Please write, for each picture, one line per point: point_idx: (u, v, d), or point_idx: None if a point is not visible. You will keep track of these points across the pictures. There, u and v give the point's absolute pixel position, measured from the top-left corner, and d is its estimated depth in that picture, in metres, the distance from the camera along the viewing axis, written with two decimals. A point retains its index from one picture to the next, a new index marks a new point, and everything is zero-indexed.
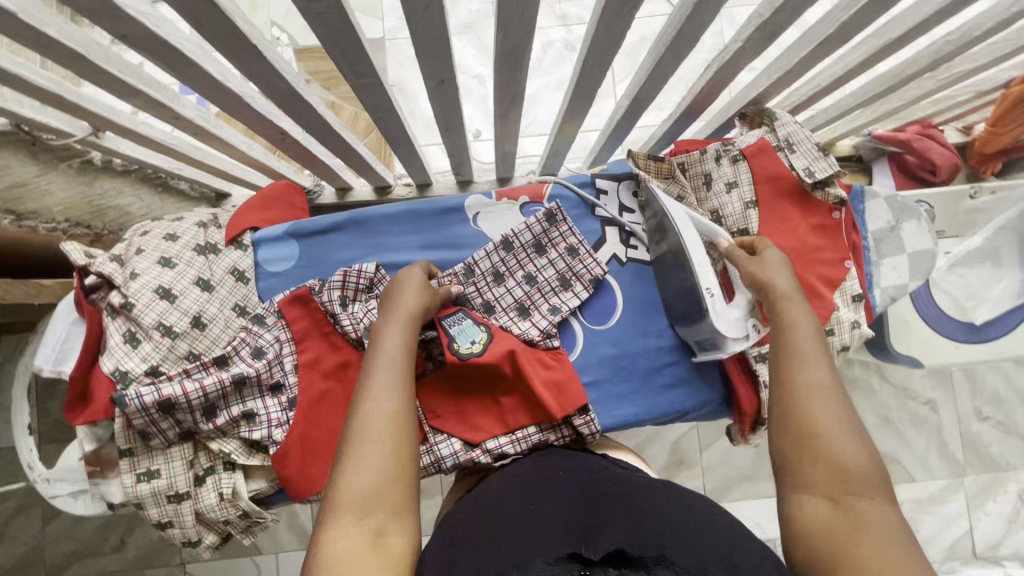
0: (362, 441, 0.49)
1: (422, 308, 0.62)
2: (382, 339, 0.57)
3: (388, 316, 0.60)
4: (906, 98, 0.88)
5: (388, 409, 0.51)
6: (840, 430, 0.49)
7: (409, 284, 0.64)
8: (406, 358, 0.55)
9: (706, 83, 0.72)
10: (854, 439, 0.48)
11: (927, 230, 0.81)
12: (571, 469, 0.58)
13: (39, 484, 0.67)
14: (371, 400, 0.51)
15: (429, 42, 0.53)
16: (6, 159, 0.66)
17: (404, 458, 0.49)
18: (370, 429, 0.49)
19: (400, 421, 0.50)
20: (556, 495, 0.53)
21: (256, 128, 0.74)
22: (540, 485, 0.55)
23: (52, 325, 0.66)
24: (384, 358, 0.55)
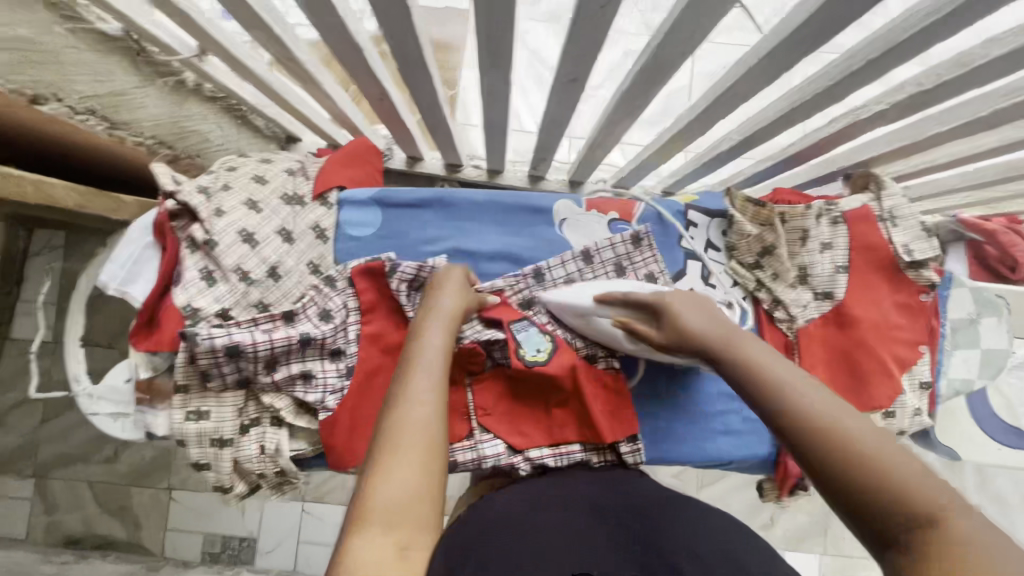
0: (392, 445, 0.46)
1: (459, 316, 0.59)
2: (418, 344, 0.54)
3: (426, 318, 0.58)
4: (1010, 192, 0.85)
5: (421, 415, 0.48)
6: (864, 438, 0.41)
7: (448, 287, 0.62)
8: (445, 367, 0.53)
9: (828, 136, 0.70)
10: (888, 444, 0.41)
11: (1005, 330, 0.80)
12: (586, 488, 0.58)
13: (81, 398, 0.65)
14: (409, 400, 0.49)
15: (584, 42, 0.51)
16: (112, 66, 0.63)
17: (436, 468, 0.46)
18: (406, 433, 0.46)
19: (436, 428, 0.48)
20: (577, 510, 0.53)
21: (362, 85, 0.72)
22: (551, 500, 0.55)
23: (123, 244, 0.65)
24: (424, 361, 0.52)
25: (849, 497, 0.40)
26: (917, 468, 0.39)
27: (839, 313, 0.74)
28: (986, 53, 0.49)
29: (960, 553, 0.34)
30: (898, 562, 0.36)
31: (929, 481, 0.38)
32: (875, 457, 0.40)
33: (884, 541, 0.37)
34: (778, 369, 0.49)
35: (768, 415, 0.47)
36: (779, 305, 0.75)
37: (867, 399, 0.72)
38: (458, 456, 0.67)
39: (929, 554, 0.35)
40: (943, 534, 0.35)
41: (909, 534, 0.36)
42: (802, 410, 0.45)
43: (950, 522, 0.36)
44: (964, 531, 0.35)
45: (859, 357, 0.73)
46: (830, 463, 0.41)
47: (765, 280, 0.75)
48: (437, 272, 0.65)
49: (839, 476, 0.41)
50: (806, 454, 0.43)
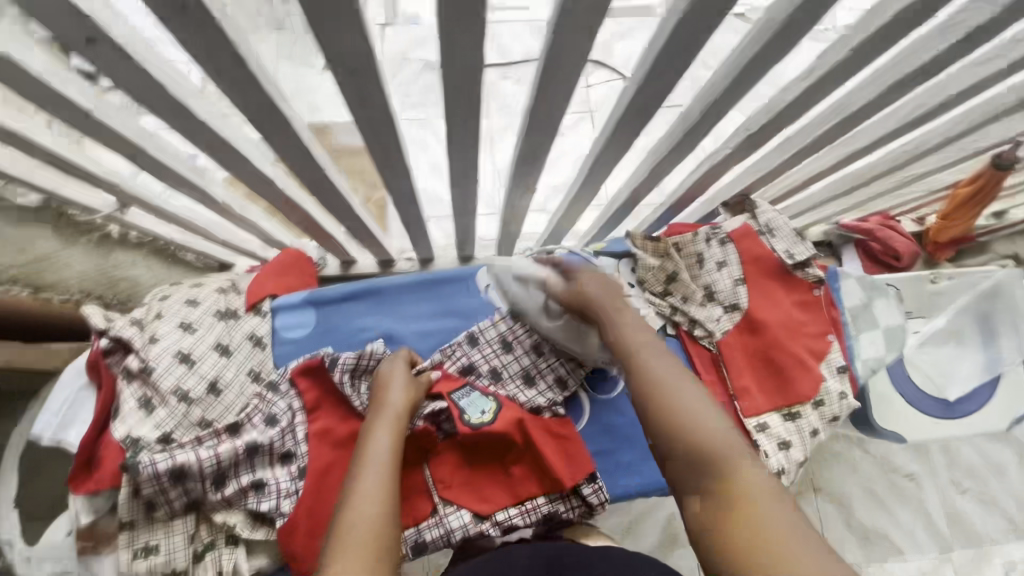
0: (341, 547, 0.47)
1: (406, 409, 0.63)
2: (369, 443, 0.57)
3: (375, 418, 0.61)
4: (868, 195, 0.99)
5: (370, 513, 0.49)
6: (694, 407, 0.49)
7: (395, 380, 0.66)
8: (393, 463, 0.55)
9: (697, 178, 0.81)
10: (708, 408, 0.49)
11: (896, 308, 0.90)
12: (541, 550, 0.59)
13: (17, 565, 0.61)
14: (359, 506, 0.50)
15: (462, 143, 0.60)
16: (32, 235, 0.67)
17: (384, 565, 0.47)
18: (352, 536, 0.47)
19: (385, 528, 0.49)
20: (537, 571, 0.55)
21: (281, 207, 0.78)
22: (500, 568, 0.55)
23: (57, 391, 0.66)
24: (372, 464, 0.54)
25: (670, 445, 0.48)
26: (728, 431, 0.48)
27: (749, 319, 0.81)
28: (786, 99, 0.61)
29: (747, 499, 0.43)
30: (694, 504, 0.45)
31: (730, 442, 0.47)
32: (697, 419, 0.48)
33: (690, 488, 0.46)
34: (651, 343, 0.57)
35: (627, 375, 0.55)
36: (696, 324, 0.82)
37: (794, 392, 0.78)
38: (426, 535, 0.67)
39: (720, 501, 0.44)
40: (731, 488, 0.44)
41: (705, 483, 0.45)
42: (650, 376, 0.53)
43: (739, 473, 0.45)
44: (749, 483, 0.44)
45: (777, 355, 0.80)
46: (662, 417, 0.50)
47: (677, 304, 0.83)
48: (381, 364, 0.69)
49: (661, 427, 0.49)
50: (646, 415, 0.51)
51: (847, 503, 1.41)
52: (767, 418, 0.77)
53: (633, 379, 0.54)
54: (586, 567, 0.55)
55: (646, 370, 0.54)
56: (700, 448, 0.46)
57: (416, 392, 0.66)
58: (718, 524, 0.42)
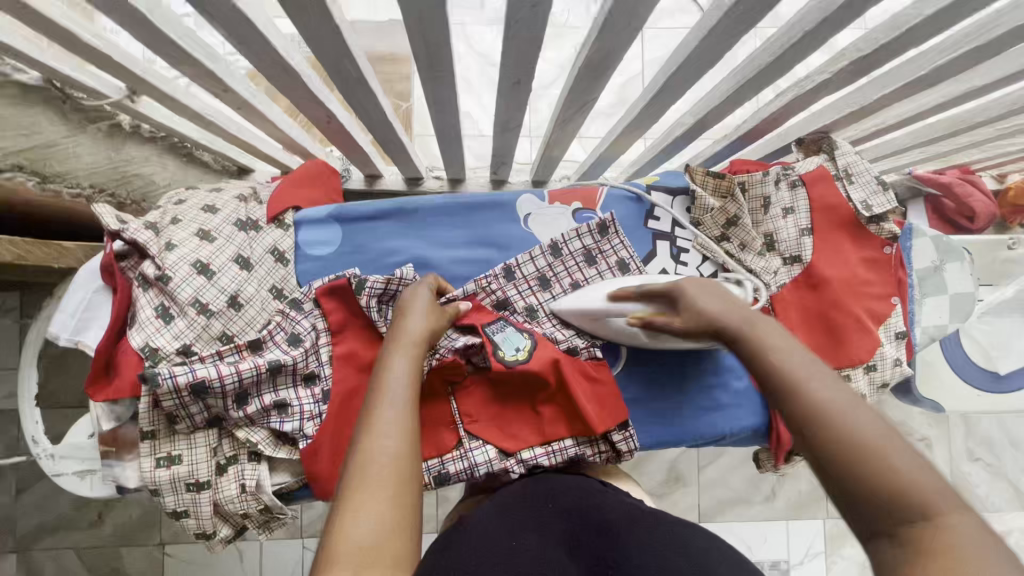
0: (361, 481, 0.44)
1: (427, 335, 0.58)
2: (387, 372, 0.53)
3: (396, 346, 0.56)
4: (959, 144, 0.87)
5: (391, 448, 0.46)
6: (867, 427, 0.40)
7: (417, 306, 0.60)
8: (413, 393, 0.51)
9: (777, 108, 0.71)
10: (887, 433, 0.39)
11: (969, 273, 0.82)
12: (566, 495, 0.58)
13: (41, 460, 0.62)
14: (378, 439, 0.46)
15: (523, 42, 0.50)
16: (35, 117, 0.60)
17: (406, 501, 0.43)
18: (373, 470, 0.44)
19: (407, 462, 0.46)
20: (559, 523, 0.53)
21: (306, 108, 0.70)
22: (534, 514, 0.54)
23: (71, 291, 0.62)
24: (390, 394, 0.51)
25: (845, 482, 0.38)
26: (917, 462, 0.37)
27: (809, 274, 0.74)
28: (920, 14, 0.50)
29: (948, 546, 0.32)
30: (884, 555, 0.35)
31: (921, 474, 0.36)
32: (878, 443, 0.38)
33: (875, 529, 0.36)
34: (794, 355, 0.47)
35: (772, 393, 0.46)
36: (750, 275, 0.76)
37: (847, 355, 0.73)
38: (449, 466, 0.66)
39: (918, 549, 0.33)
40: (937, 532, 0.33)
41: (896, 527, 0.35)
42: (813, 398, 0.43)
43: (947, 515, 0.34)
44: (960, 532, 0.33)
45: (835, 315, 0.73)
46: (832, 440, 0.40)
47: (732, 251, 0.76)
48: (408, 289, 0.64)
49: (835, 456, 0.39)
50: (809, 443, 0.41)
51: None
52: None
53: (789, 401, 0.44)
54: (619, 523, 0.52)
55: (807, 391, 0.43)
56: (889, 484, 0.36)
57: (439, 319, 0.61)
58: (916, 572, 0.32)
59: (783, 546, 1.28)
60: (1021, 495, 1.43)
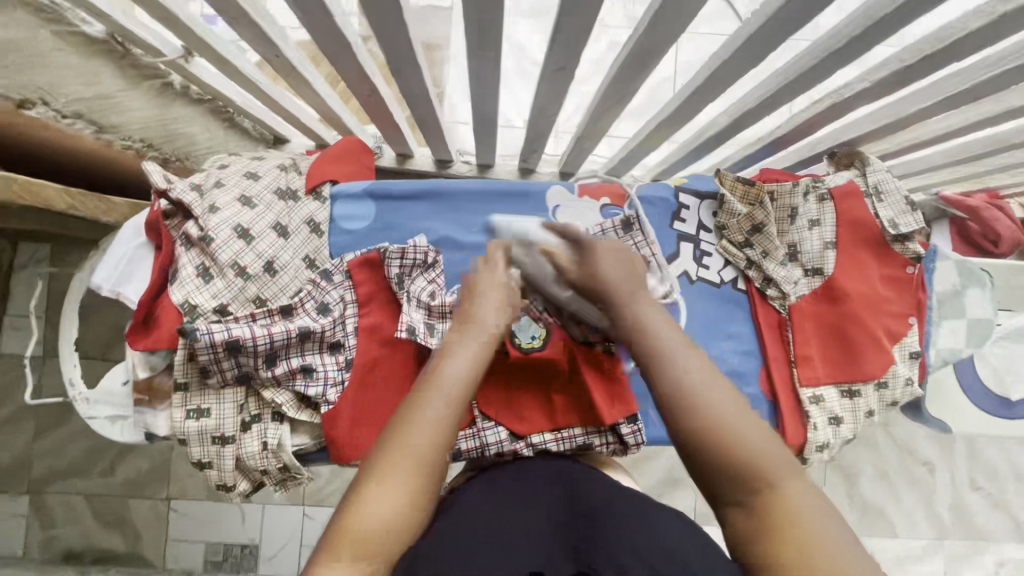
0: (389, 471, 0.44)
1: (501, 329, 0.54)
2: (446, 359, 0.50)
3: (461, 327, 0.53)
4: (992, 167, 0.87)
5: (426, 447, 0.45)
6: (719, 400, 0.46)
7: (485, 284, 0.55)
8: (466, 391, 0.49)
9: (813, 115, 0.71)
10: (741, 409, 0.46)
11: (989, 300, 0.83)
12: (554, 482, 0.58)
13: (77, 402, 0.65)
14: (416, 434, 0.45)
15: (572, 30, 0.52)
16: (97, 68, 0.63)
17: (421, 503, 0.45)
18: (406, 464, 0.44)
19: (436, 465, 0.46)
20: (549, 510, 0.54)
21: (351, 80, 0.71)
22: (523, 495, 0.56)
23: (115, 244, 0.64)
24: (441, 387, 0.48)
25: (707, 454, 0.45)
26: (763, 434, 0.45)
27: (828, 287, 0.75)
28: (965, 27, 0.51)
29: (788, 513, 0.42)
30: (736, 517, 0.44)
31: (768, 447, 0.45)
32: (729, 422, 0.45)
33: (731, 499, 0.44)
34: (666, 334, 0.50)
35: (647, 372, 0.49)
36: (771, 283, 0.77)
37: (860, 371, 0.74)
38: (461, 443, 0.68)
39: (762, 513, 0.42)
40: (775, 501, 0.42)
41: (750, 498, 0.43)
42: (675, 372, 0.47)
43: (781, 488, 0.43)
44: (792, 500, 0.43)
45: (851, 330, 0.74)
46: (689, 419, 0.46)
47: (755, 258, 0.77)
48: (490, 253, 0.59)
49: (694, 428, 0.45)
50: (669, 413, 0.47)
51: (858, 478, 1.41)
52: (823, 391, 0.74)
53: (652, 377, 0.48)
54: (599, 504, 0.54)
55: (665, 365, 0.48)
56: (740, 459, 0.44)
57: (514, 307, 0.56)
58: (765, 540, 0.41)
59: None
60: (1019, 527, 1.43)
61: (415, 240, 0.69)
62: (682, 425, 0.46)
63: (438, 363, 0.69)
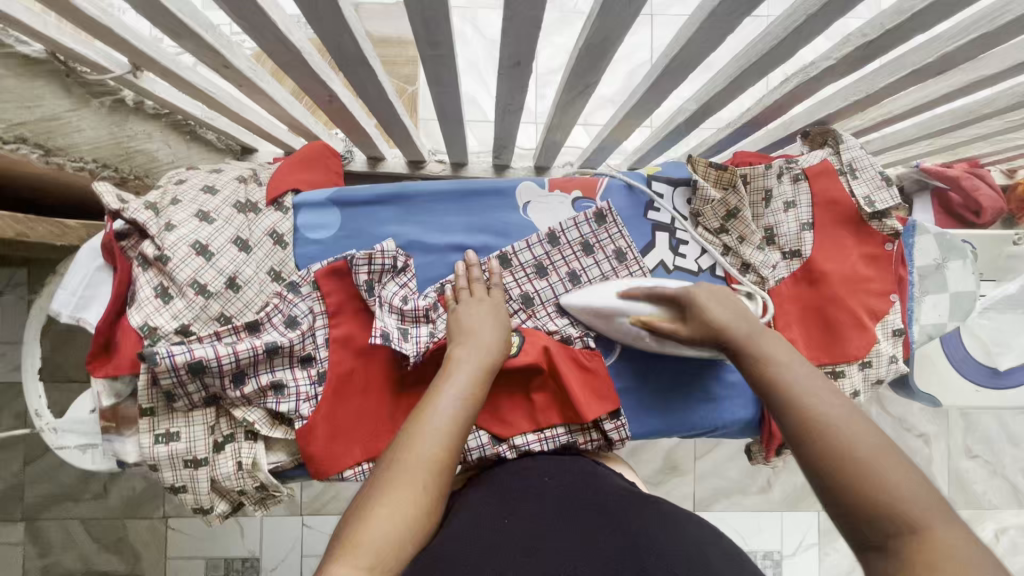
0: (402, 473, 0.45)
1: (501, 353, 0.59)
2: (452, 369, 0.54)
3: (463, 344, 0.58)
4: (968, 137, 0.86)
5: (436, 449, 0.47)
6: (866, 442, 0.41)
7: (479, 311, 0.63)
8: (473, 398, 0.52)
9: (782, 96, 0.69)
10: (888, 453, 0.40)
11: (972, 272, 0.81)
12: (564, 479, 0.58)
13: (45, 433, 0.63)
14: (427, 436, 0.47)
15: (523, 22, 0.50)
16: (38, 91, 0.60)
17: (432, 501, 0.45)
18: (416, 466, 0.46)
19: (444, 467, 0.47)
20: (557, 505, 0.52)
21: (307, 86, 0.69)
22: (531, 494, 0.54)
23: (73, 269, 0.62)
24: (449, 391, 0.52)
25: (842, 496, 0.40)
26: (916, 482, 0.39)
27: (807, 269, 0.74)
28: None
29: (940, 560, 0.34)
30: (881, 566, 0.37)
31: (922, 496, 0.38)
32: (870, 459, 0.40)
33: (876, 545, 0.38)
34: (806, 379, 0.47)
35: (774, 407, 0.48)
36: (749, 268, 0.75)
37: (842, 352, 0.73)
38: None
39: (911, 558, 0.35)
40: (928, 546, 0.35)
41: (892, 541, 0.37)
42: (815, 413, 0.44)
43: (934, 534, 0.36)
44: (948, 550, 0.35)
45: (831, 311, 0.73)
46: (820, 456, 0.42)
47: (730, 244, 0.75)
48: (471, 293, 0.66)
49: (830, 464, 0.41)
50: (804, 453, 0.43)
51: None
52: None
53: (789, 419, 0.46)
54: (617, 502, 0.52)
55: (810, 408, 0.45)
56: (884, 500, 0.38)
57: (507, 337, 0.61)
58: None
59: (777, 536, 1.29)
60: (1017, 492, 1.43)
61: (382, 244, 0.67)
62: (819, 462, 0.42)
63: (413, 370, 0.67)
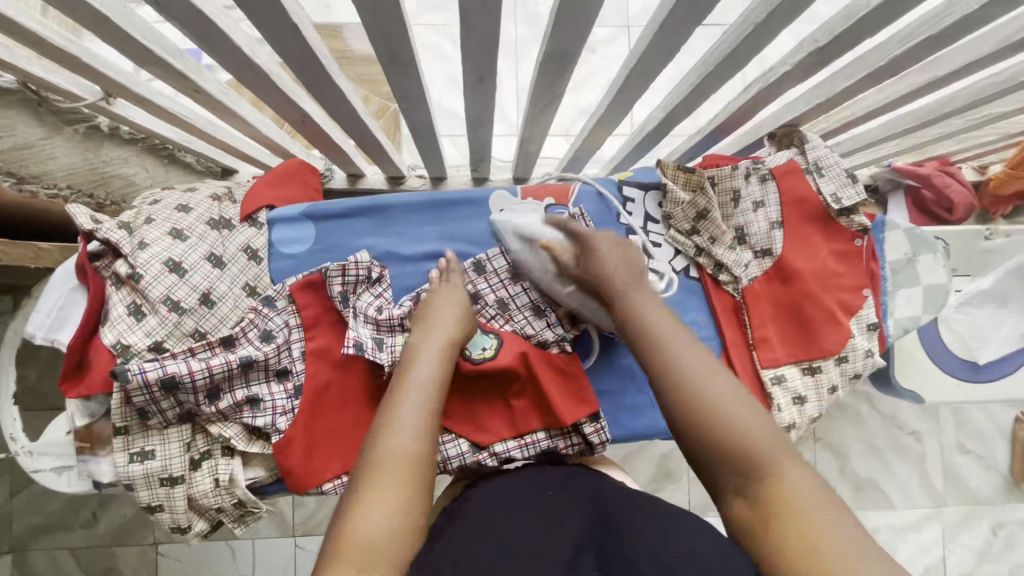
0: (381, 475, 0.45)
1: (462, 338, 0.60)
2: (415, 361, 0.55)
3: (423, 337, 0.58)
4: (934, 135, 0.88)
5: (411, 444, 0.47)
6: (726, 396, 0.47)
7: (445, 301, 0.63)
8: (441, 386, 0.53)
9: (745, 101, 0.71)
10: (743, 403, 0.47)
11: (943, 265, 0.83)
12: (557, 486, 0.55)
13: (20, 457, 0.63)
14: (401, 432, 0.48)
15: (480, 37, 0.51)
16: (11, 120, 0.61)
17: (423, 498, 0.45)
18: (394, 463, 0.46)
19: (426, 460, 0.47)
20: (558, 510, 0.49)
21: (279, 107, 0.70)
22: (527, 498, 0.51)
23: (47, 291, 0.63)
24: (417, 382, 0.52)
25: (710, 449, 0.46)
26: (765, 428, 0.46)
27: (779, 267, 0.75)
28: (868, 4, 0.51)
29: (788, 502, 0.42)
30: (740, 508, 0.44)
31: (766, 438, 0.45)
32: (733, 415, 0.46)
33: (732, 487, 0.45)
34: (676, 338, 0.52)
35: (649, 366, 0.51)
36: (722, 268, 0.77)
37: (818, 347, 0.73)
38: None
39: (765, 501, 0.42)
40: (776, 488, 0.43)
41: (753, 485, 0.44)
42: (683, 375, 0.49)
43: (781, 472, 0.43)
44: (793, 489, 0.42)
45: (806, 307, 0.74)
46: (692, 415, 0.47)
47: (703, 245, 0.77)
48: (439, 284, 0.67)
49: (696, 423, 0.47)
50: (676, 414, 0.48)
51: (848, 454, 1.40)
52: (784, 370, 0.74)
53: (664, 378, 0.49)
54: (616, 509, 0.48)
55: (676, 368, 0.49)
56: (741, 450, 0.45)
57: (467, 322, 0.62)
58: (762, 526, 0.41)
59: None
60: (1012, 486, 1.43)
61: (357, 256, 0.68)
62: (692, 422, 0.47)
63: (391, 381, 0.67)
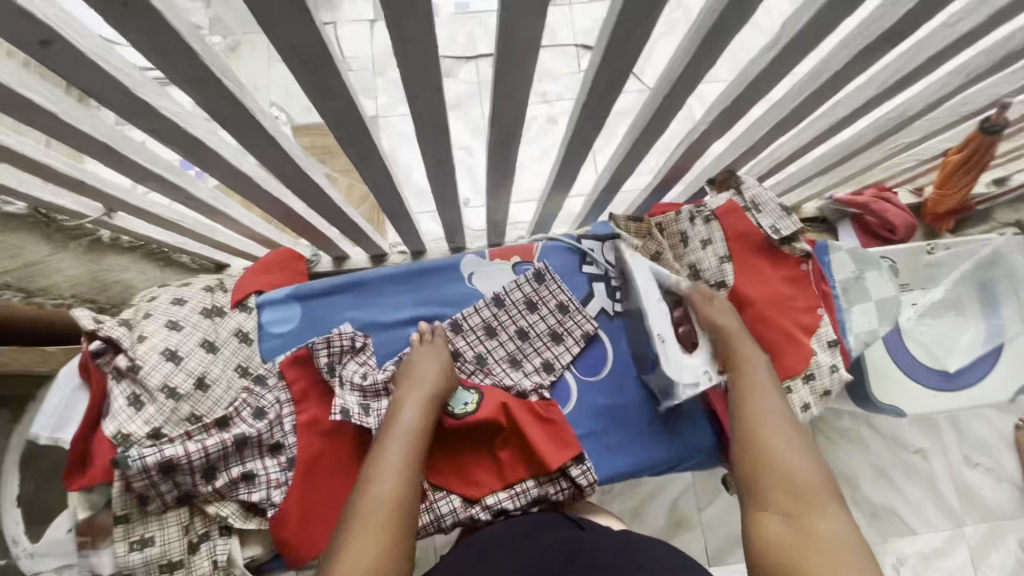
0: (361, 521, 0.47)
1: (440, 391, 0.65)
2: (398, 414, 0.60)
3: (406, 393, 0.63)
4: (861, 166, 0.97)
5: (391, 491, 0.50)
6: (785, 440, 0.52)
7: (425, 360, 0.69)
8: (419, 436, 0.57)
9: (680, 156, 0.80)
10: (801, 452, 0.51)
11: (889, 280, 0.88)
12: (535, 532, 0.59)
13: (21, 560, 0.64)
14: (383, 480, 0.51)
15: (432, 129, 0.59)
16: (22, 242, 0.68)
17: (399, 544, 0.47)
18: (376, 510, 0.48)
19: (404, 509, 0.49)
20: (532, 551, 0.54)
21: (265, 205, 0.78)
22: (504, 542, 0.57)
23: (52, 393, 0.67)
24: (399, 434, 0.56)
25: (761, 471, 0.50)
26: (818, 472, 0.48)
27: (736, 296, 0.81)
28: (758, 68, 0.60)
29: (820, 534, 0.43)
30: (772, 527, 0.45)
31: (820, 480, 0.48)
32: (791, 455, 0.50)
33: (769, 511, 0.47)
34: (768, 394, 0.59)
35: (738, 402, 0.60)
36: None
37: (784, 367, 0.78)
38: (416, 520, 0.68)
39: (801, 526, 0.44)
40: (816, 522, 0.44)
41: (794, 510, 0.45)
42: (759, 411, 0.57)
43: (824, 512, 0.45)
44: (831, 527, 0.43)
45: (766, 331, 0.79)
46: (755, 441, 0.53)
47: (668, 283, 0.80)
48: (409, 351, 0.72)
49: (758, 445, 0.53)
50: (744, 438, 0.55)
51: (858, 481, 1.39)
52: None
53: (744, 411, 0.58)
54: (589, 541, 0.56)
55: (755, 405, 0.57)
56: (794, 479, 0.48)
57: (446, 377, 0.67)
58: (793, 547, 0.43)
59: None
60: None
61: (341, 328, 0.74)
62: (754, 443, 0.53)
63: None
